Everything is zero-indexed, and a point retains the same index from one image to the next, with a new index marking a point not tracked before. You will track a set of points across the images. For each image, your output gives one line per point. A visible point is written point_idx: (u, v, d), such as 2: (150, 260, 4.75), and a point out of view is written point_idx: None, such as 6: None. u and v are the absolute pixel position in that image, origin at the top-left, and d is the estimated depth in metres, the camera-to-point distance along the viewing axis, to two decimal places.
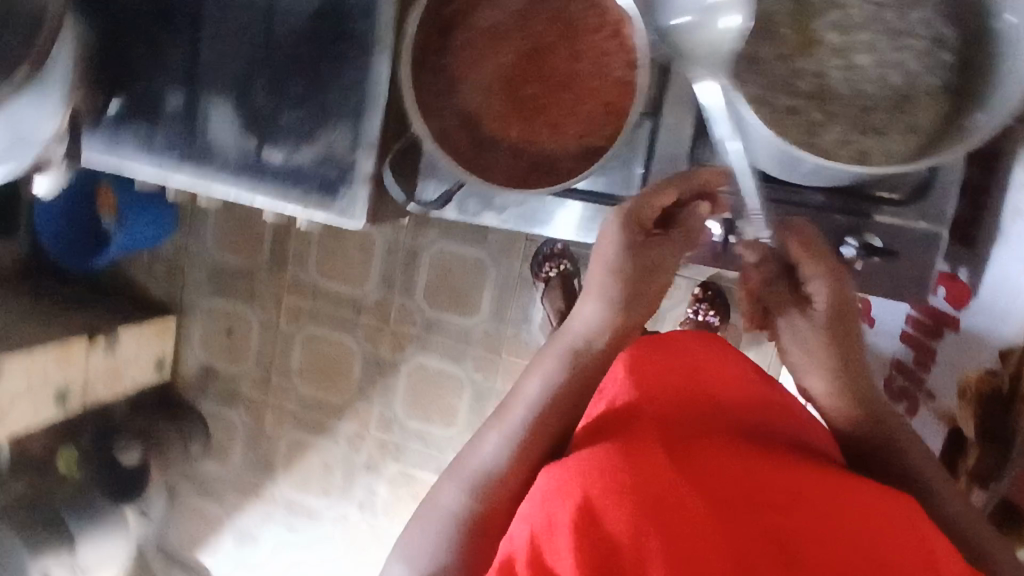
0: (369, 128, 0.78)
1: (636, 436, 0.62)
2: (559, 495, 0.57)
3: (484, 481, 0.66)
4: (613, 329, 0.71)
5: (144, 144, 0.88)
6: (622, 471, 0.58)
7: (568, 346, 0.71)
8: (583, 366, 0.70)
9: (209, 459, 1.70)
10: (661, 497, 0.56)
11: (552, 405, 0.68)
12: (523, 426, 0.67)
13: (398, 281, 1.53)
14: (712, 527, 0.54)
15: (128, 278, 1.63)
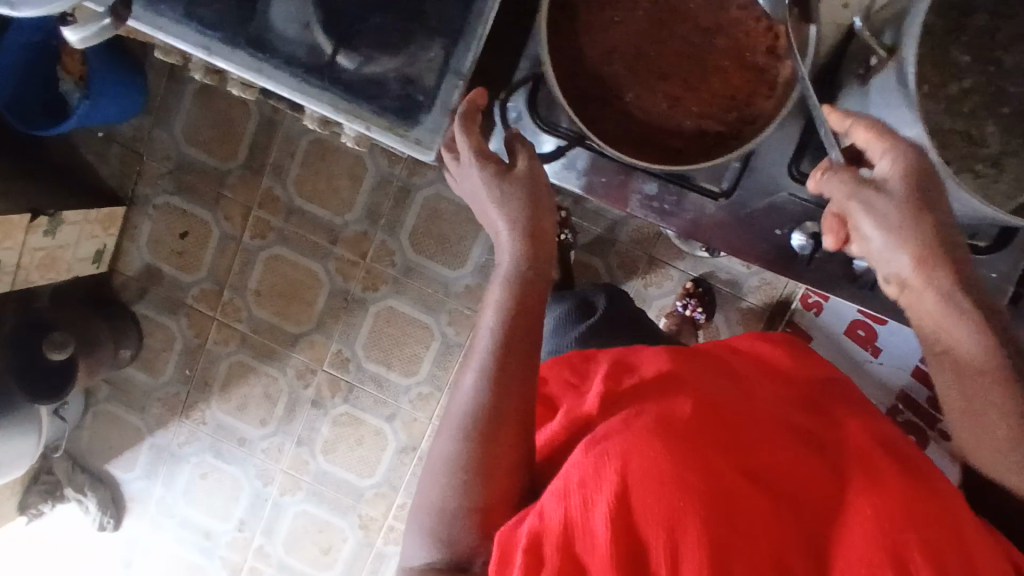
0: (468, 51, 0.65)
1: (667, 415, 0.62)
2: (594, 466, 0.57)
3: (473, 421, 0.67)
4: (525, 255, 0.70)
5: (190, 7, 0.67)
6: (661, 445, 0.57)
7: (502, 276, 0.72)
8: (515, 291, 0.70)
9: (138, 366, 1.57)
10: (698, 472, 0.56)
11: (503, 339, 0.69)
12: (487, 352, 0.69)
13: (383, 217, 1.43)
14: (736, 516, 0.55)
15: (76, 153, 1.45)
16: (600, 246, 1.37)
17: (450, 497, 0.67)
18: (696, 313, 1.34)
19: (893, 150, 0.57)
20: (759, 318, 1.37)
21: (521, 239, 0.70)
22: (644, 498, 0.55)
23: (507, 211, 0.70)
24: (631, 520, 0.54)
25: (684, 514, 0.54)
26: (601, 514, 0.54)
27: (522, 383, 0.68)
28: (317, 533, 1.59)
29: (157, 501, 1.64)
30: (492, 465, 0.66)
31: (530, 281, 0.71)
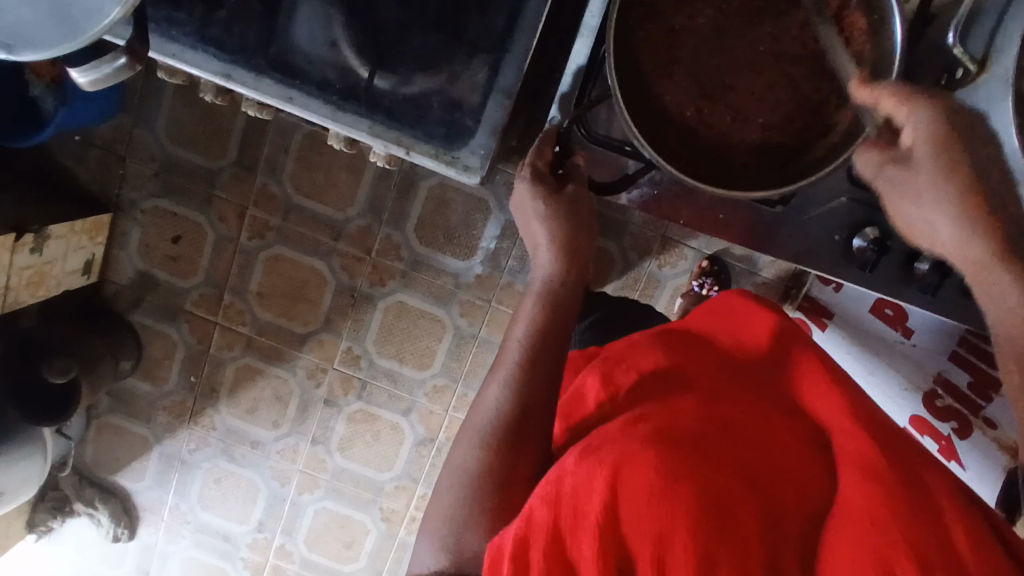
0: (513, 67, 0.60)
1: (670, 418, 0.52)
2: (581, 470, 0.47)
3: (495, 426, 0.55)
4: (568, 268, 0.64)
5: (205, 31, 0.61)
6: (659, 447, 0.47)
7: (537, 288, 0.63)
8: (558, 297, 0.63)
9: (139, 376, 1.52)
10: (701, 477, 0.46)
11: (540, 346, 0.59)
12: (518, 358, 0.59)
13: (387, 210, 1.38)
14: (733, 539, 0.44)
15: (53, 159, 1.36)
16: (613, 229, 1.34)
17: (452, 516, 0.54)
18: (712, 292, 1.32)
19: (913, 114, 0.49)
20: (774, 292, 1.36)
21: (564, 253, 0.63)
22: (635, 506, 0.44)
23: (553, 225, 0.63)
24: (619, 535, 0.44)
25: (678, 526, 0.43)
26: (589, 524, 0.44)
27: (550, 390, 0.58)
28: (338, 529, 1.59)
29: (172, 508, 1.61)
30: (509, 479, 0.54)
31: (569, 294, 0.63)
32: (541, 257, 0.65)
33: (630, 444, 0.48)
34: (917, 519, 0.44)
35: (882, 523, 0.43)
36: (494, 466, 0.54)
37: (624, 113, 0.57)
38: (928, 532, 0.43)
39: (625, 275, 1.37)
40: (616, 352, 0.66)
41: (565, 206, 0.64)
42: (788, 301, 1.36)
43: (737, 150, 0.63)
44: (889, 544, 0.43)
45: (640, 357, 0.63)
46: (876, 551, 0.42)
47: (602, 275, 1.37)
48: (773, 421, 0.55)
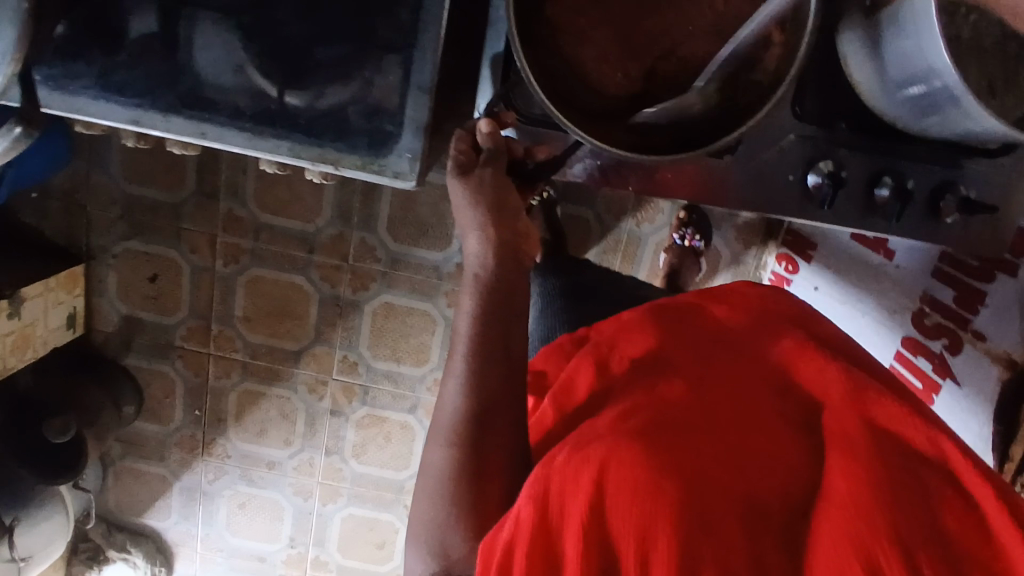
0: (425, 67, 0.58)
1: (660, 407, 0.50)
2: (569, 467, 0.45)
3: (457, 429, 0.52)
4: (498, 247, 0.57)
5: (107, 80, 0.59)
6: (646, 441, 0.46)
7: (470, 280, 0.57)
8: (494, 286, 0.56)
9: (144, 418, 1.52)
10: (689, 471, 0.45)
11: (487, 340, 0.54)
12: (469, 358, 0.54)
13: (356, 214, 1.36)
14: (715, 534, 0.42)
15: (14, 219, 1.35)
16: (584, 195, 1.31)
17: (432, 522, 0.52)
18: (695, 242, 1.31)
19: None
20: (756, 231, 1.35)
21: (493, 241, 0.57)
22: (621, 502, 0.43)
23: (481, 211, 0.58)
24: (605, 529, 0.43)
25: (662, 520, 0.42)
26: (573, 526, 0.43)
27: (511, 391, 0.54)
28: (367, 532, 1.61)
29: (203, 538, 1.63)
30: (480, 476, 0.51)
31: (510, 283, 0.57)
32: (473, 243, 0.58)
33: (617, 438, 0.46)
34: (903, 507, 0.43)
35: (867, 510, 0.42)
36: (465, 471, 0.51)
37: (538, 94, 0.54)
38: (918, 528, 0.42)
39: (605, 239, 1.35)
40: (604, 335, 0.64)
41: (483, 189, 0.59)
42: (771, 238, 1.35)
43: (672, 103, 0.60)
44: (867, 531, 0.41)
45: (629, 342, 0.61)
46: (864, 539, 0.41)
47: (581, 242, 1.34)
48: (759, 392, 0.53)
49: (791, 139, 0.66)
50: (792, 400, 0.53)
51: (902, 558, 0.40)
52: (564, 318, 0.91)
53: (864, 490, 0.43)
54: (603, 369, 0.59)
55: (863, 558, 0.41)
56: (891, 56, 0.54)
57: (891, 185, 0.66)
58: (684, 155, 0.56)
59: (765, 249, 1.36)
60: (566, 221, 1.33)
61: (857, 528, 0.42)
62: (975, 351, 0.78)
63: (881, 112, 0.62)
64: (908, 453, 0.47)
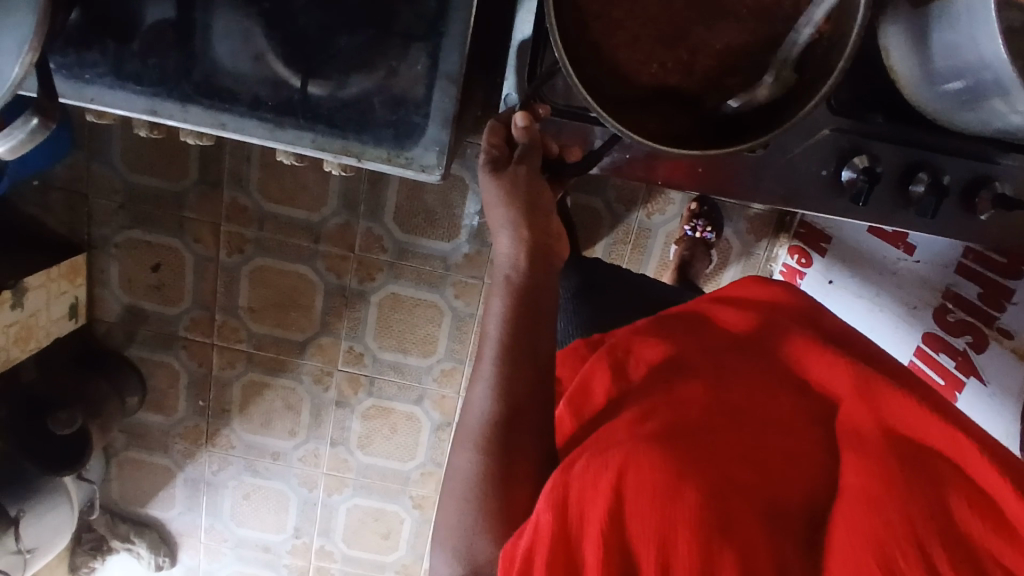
0: (453, 56, 0.56)
1: (678, 410, 0.49)
2: (587, 472, 0.43)
3: (485, 434, 0.51)
4: (531, 249, 0.55)
5: (122, 69, 0.57)
6: (664, 444, 0.44)
7: (501, 280, 0.55)
8: (523, 287, 0.54)
9: (148, 409, 1.51)
10: (705, 471, 0.43)
11: (516, 342, 0.52)
12: (498, 361, 0.52)
13: (363, 203, 1.34)
14: (740, 537, 0.40)
15: (12, 208, 1.32)
16: (595, 185, 1.29)
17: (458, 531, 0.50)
18: (706, 234, 1.30)
19: None
20: (768, 223, 1.34)
21: (526, 241, 0.55)
22: (640, 507, 0.41)
23: (511, 210, 0.55)
24: (624, 536, 0.41)
25: (684, 526, 0.40)
26: (593, 535, 0.41)
27: (541, 393, 0.53)
28: (373, 522, 1.60)
29: (207, 529, 1.62)
30: (507, 483, 0.50)
31: (542, 285, 0.55)
32: (504, 244, 0.56)
33: (632, 442, 0.45)
34: (937, 499, 0.40)
35: (896, 506, 0.40)
36: (494, 477, 0.50)
37: (578, 87, 0.52)
38: (945, 517, 0.40)
39: (615, 230, 1.33)
40: (619, 338, 0.61)
41: (516, 186, 0.56)
42: (782, 230, 1.34)
43: (704, 95, 0.58)
44: (898, 529, 0.39)
45: (645, 345, 0.59)
46: (886, 535, 0.39)
47: (591, 234, 1.33)
48: (780, 390, 0.51)
49: (826, 132, 0.64)
50: (809, 397, 0.51)
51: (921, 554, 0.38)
52: (580, 312, 0.90)
53: (892, 486, 0.41)
54: (615, 370, 0.57)
55: (881, 555, 0.39)
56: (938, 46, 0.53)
57: (927, 180, 0.65)
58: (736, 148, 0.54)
59: (776, 241, 1.35)
60: (576, 212, 1.31)
61: (881, 523, 0.39)
62: (1001, 349, 0.77)
63: (920, 105, 0.60)
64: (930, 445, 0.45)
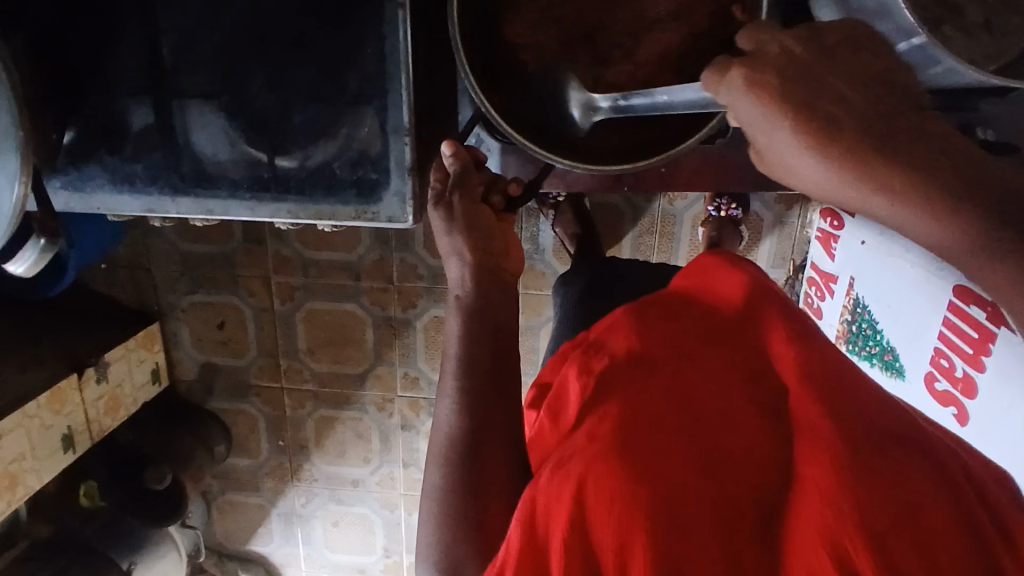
0: (399, 112, 0.59)
1: (637, 406, 0.49)
2: (551, 486, 0.46)
3: (456, 451, 0.54)
4: (479, 270, 0.61)
5: (118, 175, 0.64)
6: (620, 452, 0.46)
7: (454, 302, 0.60)
8: (476, 309, 0.59)
9: (235, 454, 1.63)
10: (661, 477, 0.45)
11: (477, 364, 0.57)
12: (459, 378, 0.56)
13: (393, 237, 1.40)
14: (691, 541, 0.42)
15: (90, 290, 1.47)
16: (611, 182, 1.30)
17: (435, 547, 0.52)
18: (732, 212, 1.27)
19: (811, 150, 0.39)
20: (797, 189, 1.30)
21: (471, 265, 0.61)
22: (600, 515, 0.44)
23: (460, 237, 0.61)
24: (589, 541, 0.44)
25: (638, 534, 0.43)
26: (555, 547, 0.44)
27: (513, 412, 0.56)
28: None
29: (305, 558, 1.73)
30: (479, 496, 0.52)
31: (493, 301, 0.60)
32: (455, 268, 0.62)
33: (594, 447, 0.47)
34: (882, 489, 0.41)
35: (842, 500, 0.41)
36: (466, 489, 0.52)
37: (501, 125, 0.61)
38: (894, 506, 0.40)
39: (639, 222, 1.33)
40: (594, 333, 0.61)
41: (468, 215, 0.62)
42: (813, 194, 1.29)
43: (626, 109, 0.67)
44: (840, 525, 0.40)
45: (615, 334, 0.58)
46: (832, 529, 0.40)
47: (615, 230, 1.34)
48: (740, 379, 0.51)
49: None
50: (777, 384, 0.51)
51: (873, 547, 0.39)
52: (593, 315, 0.92)
53: (836, 480, 0.42)
54: (585, 363, 0.55)
55: (833, 550, 0.40)
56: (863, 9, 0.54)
57: None
58: (675, 151, 0.63)
59: (809, 206, 1.30)
60: (596, 211, 1.32)
61: (829, 516, 0.41)
62: None
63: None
64: (892, 430, 0.45)
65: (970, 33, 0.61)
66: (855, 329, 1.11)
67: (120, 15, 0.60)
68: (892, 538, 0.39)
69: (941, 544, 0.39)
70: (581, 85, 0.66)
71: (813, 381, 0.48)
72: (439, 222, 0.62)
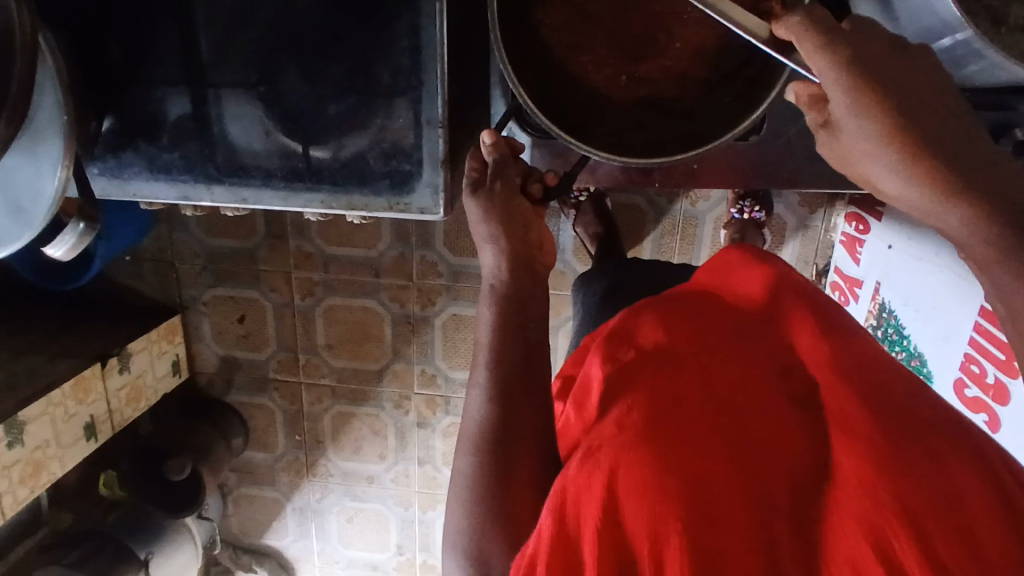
0: (433, 106, 0.60)
1: (664, 401, 0.49)
2: (580, 475, 0.45)
3: (484, 435, 0.53)
4: (513, 257, 0.61)
5: (155, 161, 0.65)
6: (652, 442, 0.45)
7: (488, 291, 0.61)
8: (508, 301, 0.59)
9: (253, 447, 1.64)
10: (694, 469, 0.44)
11: (507, 355, 0.57)
12: (488, 367, 0.56)
13: (414, 234, 1.40)
14: (728, 531, 0.41)
15: (115, 283, 1.49)
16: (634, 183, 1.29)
17: (463, 537, 0.51)
18: (755, 214, 1.25)
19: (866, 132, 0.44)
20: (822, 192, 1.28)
21: (506, 253, 0.61)
22: (630, 502, 0.43)
23: (495, 226, 0.62)
24: (620, 531, 0.42)
25: (672, 520, 0.41)
26: (584, 536, 0.43)
27: (543, 403, 0.56)
28: None
29: (320, 553, 1.74)
30: (509, 482, 0.52)
31: (525, 290, 0.60)
32: (489, 256, 0.62)
33: (622, 440, 0.46)
34: (919, 475, 0.40)
35: (880, 486, 0.40)
36: (494, 477, 0.52)
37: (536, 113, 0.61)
38: (934, 500, 0.39)
39: (660, 223, 1.33)
40: (618, 329, 0.61)
41: (501, 205, 0.63)
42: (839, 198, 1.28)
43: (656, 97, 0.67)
44: (881, 512, 0.39)
45: (642, 332, 0.58)
46: (870, 515, 0.40)
47: (636, 231, 1.33)
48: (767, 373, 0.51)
49: None
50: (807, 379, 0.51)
51: (915, 538, 0.38)
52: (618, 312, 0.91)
53: (872, 466, 0.41)
54: (613, 360, 0.56)
55: (874, 537, 0.39)
56: (907, 9, 0.56)
57: None
58: (705, 148, 0.62)
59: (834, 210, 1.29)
60: (618, 211, 1.32)
61: (869, 509, 0.40)
62: None
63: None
64: (930, 427, 0.44)
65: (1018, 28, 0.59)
66: (881, 333, 1.09)
67: (159, 6, 0.61)
68: (934, 531, 0.38)
69: (983, 527, 0.38)
70: (612, 83, 0.66)
71: (841, 373, 0.48)
72: (473, 208, 0.63)
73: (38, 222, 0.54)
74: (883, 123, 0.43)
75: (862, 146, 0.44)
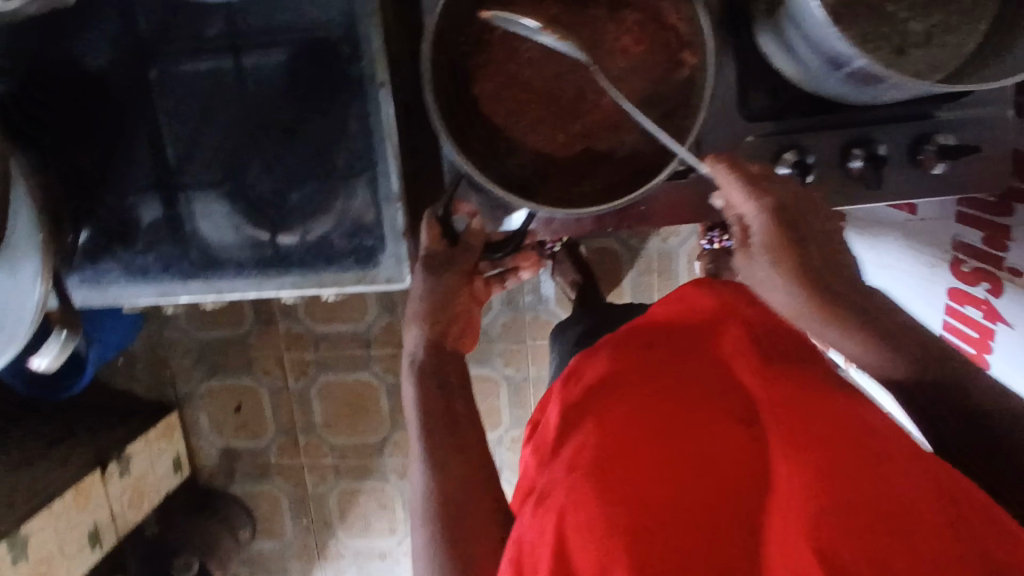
0: (389, 183, 0.63)
1: (614, 430, 0.49)
2: (534, 525, 0.46)
3: (436, 506, 0.52)
4: (433, 335, 0.61)
5: (133, 265, 0.68)
6: (600, 474, 0.45)
7: (408, 368, 0.60)
8: (443, 365, 0.60)
9: (261, 537, 1.62)
10: (644, 499, 0.43)
11: (448, 416, 0.57)
12: (420, 428, 0.56)
13: (399, 303, 1.43)
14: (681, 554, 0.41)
15: (112, 386, 1.51)
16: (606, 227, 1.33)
17: None
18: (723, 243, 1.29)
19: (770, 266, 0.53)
20: None
21: (431, 335, 0.61)
22: (580, 540, 0.43)
23: (425, 308, 0.62)
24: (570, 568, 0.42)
25: (620, 549, 0.41)
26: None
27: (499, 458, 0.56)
28: None
29: None
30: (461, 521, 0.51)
31: (447, 361, 0.61)
32: (412, 336, 0.62)
33: (571, 477, 0.46)
34: (863, 483, 0.41)
35: (826, 495, 0.40)
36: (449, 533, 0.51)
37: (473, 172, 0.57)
38: (880, 506, 0.39)
39: (636, 263, 1.36)
40: (575, 369, 0.61)
41: (437, 284, 0.63)
42: None
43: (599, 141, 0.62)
44: (829, 519, 0.39)
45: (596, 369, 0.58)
46: (819, 522, 0.39)
47: (614, 273, 1.37)
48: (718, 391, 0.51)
49: (750, 140, 0.66)
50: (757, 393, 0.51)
51: (865, 547, 0.38)
52: None
53: (817, 475, 0.41)
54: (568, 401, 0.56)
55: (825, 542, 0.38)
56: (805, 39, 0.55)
57: (864, 155, 0.65)
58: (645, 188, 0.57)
59: None
60: (594, 256, 1.36)
61: (817, 519, 0.39)
62: None
63: (811, 85, 0.62)
64: (879, 435, 0.44)
65: (920, 43, 0.61)
66: None
67: (128, 124, 0.65)
68: (880, 537, 0.38)
69: (930, 529, 0.38)
70: None
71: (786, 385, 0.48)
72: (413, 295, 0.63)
73: (22, 334, 0.56)
74: (787, 265, 0.53)
75: (758, 273, 0.54)
